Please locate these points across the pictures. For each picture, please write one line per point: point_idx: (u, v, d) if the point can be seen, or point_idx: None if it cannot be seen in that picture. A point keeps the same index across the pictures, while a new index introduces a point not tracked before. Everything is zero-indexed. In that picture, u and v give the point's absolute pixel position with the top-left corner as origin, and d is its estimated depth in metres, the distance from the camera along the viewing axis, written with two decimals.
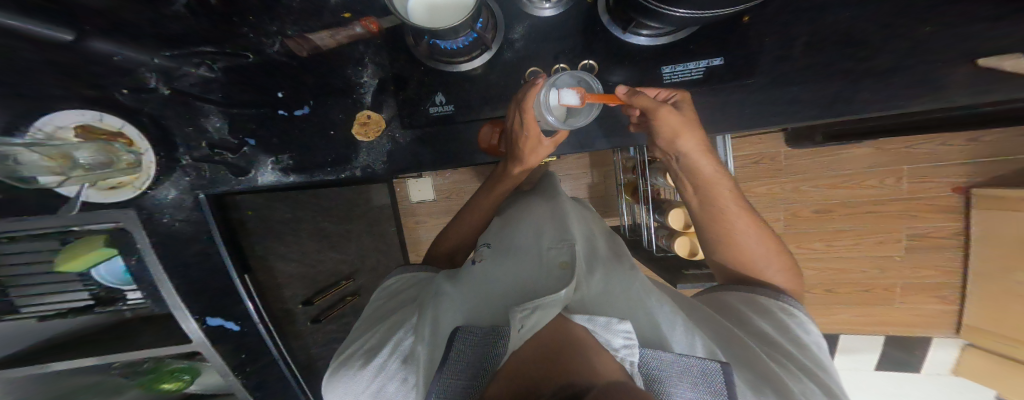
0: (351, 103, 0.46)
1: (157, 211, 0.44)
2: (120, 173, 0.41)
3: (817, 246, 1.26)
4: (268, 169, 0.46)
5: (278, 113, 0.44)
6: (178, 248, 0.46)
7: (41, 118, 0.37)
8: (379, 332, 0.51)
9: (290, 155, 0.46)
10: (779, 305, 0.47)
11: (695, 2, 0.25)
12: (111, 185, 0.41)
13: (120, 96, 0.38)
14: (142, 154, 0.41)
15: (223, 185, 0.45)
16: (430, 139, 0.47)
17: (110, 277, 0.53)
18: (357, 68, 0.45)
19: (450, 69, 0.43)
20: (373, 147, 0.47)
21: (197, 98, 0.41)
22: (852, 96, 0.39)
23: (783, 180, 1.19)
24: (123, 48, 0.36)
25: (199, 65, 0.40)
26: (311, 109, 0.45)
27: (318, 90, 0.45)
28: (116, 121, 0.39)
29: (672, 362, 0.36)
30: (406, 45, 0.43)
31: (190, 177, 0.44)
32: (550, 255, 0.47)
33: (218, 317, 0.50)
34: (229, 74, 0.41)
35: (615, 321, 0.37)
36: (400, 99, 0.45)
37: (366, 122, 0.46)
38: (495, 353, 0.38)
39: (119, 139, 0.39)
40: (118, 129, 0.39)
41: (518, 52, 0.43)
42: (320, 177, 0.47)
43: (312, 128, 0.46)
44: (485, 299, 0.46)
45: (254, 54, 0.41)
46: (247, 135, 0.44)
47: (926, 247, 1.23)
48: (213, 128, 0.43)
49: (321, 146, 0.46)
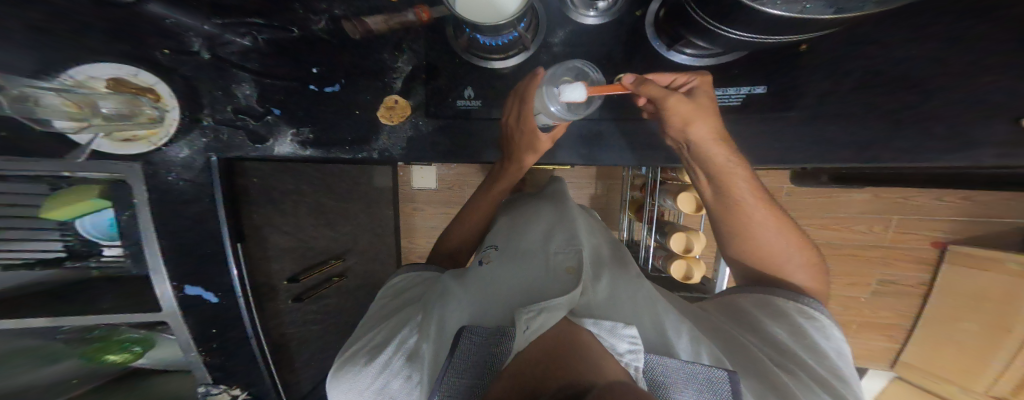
0: (381, 86, 0.46)
1: (164, 169, 0.43)
2: (139, 126, 0.40)
3: None
4: (287, 140, 0.45)
5: (309, 87, 0.44)
6: (178, 208, 0.45)
7: (76, 66, 0.36)
8: (386, 329, 0.52)
9: (311, 128, 0.45)
10: (798, 307, 0.48)
11: (756, 25, 0.27)
12: (126, 137, 0.40)
13: (159, 55, 0.39)
14: (168, 112, 0.40)
15: (238, 151, 0.44)
16: (452, 131, 0.48)
17: (95, 229, 0.50)
18: (394, 53, 0.45)
19: (483, 66, 0.45)
20: (396, 132, 0.47)
21: (234, 65, 0.42)
22: (863, 143, 0.41)
23: None
24: (176, 11, 0.38)
25: (244, 35, 0.41)
26: (341, 87, 0.45)
27: (351, 70, 0.45)
28: (151, 78, 0.39)
29: (678, 369, 0.36)
30: (444, 35, 0.44)
31: (206, 139, 0.43)
32: (557, 258, 0.48)
33: (197, 287, 0.49)
34: (271, 46, 0.42)
35: (622, 326, 0.38)
36: (430, 88, 0.46)
37: (392, 107, 0.46)
38: (501, 354, 0.36)
39: (148, 94, 0.39)
40: (151, 85, 0.39)
41: (554, 57, 0.44)
42: (336, 155, 0.47)
43: (338, 106, 0.45)
44: (492, 298, 0.45)
45: (299, 30, 0.42)
46: (274, 105, 0.44)
47: (891, 292, 1.30)
48: (242, 95, 0.43)
49: (344, 125, 0.46)
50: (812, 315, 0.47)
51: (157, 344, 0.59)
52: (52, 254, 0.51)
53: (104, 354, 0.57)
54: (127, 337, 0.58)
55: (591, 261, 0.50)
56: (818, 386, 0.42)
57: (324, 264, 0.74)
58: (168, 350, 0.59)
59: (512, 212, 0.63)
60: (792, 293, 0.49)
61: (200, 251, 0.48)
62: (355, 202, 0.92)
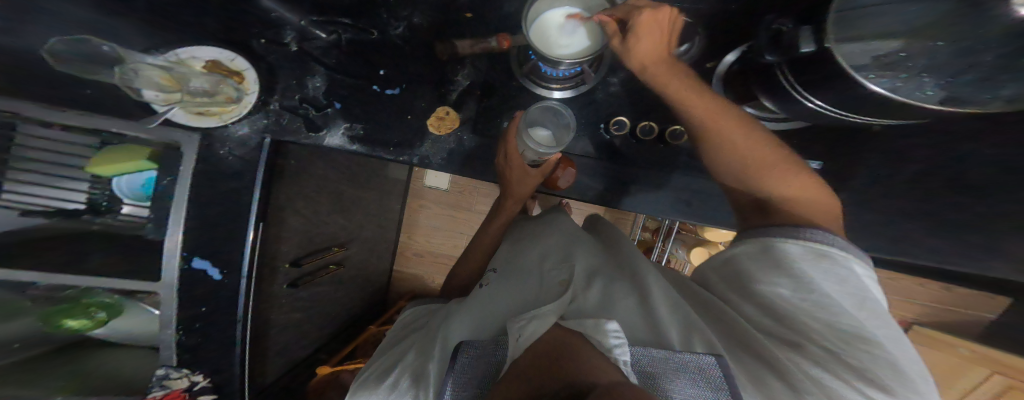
0: (437, 96, 0.48)
1: (219, 143, 0.45)
2: (215, 104, 0.43)
3: None
4: (338, 133, 0.47)
5: (372, 87, 0.47)
6: (218, 180, 0.47)
7: (187, 47, 0.41)
8: (391, 357, 0.52)
9: (363, 126, 0.47)
10: (807, 246, 0.33)
11: (842, 96, 0.29)
12: (200, 112, 0.43)
13: (256, 44, 0.44)
14: (247, 95, 0.44)
15: (291, 136, 0.46)
16: (492, 148, 0.50)
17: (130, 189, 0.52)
18: (456, 67, 0.47)
19: (543, 94, 0.47)
20: (439, 141, 0.49)
21: (314, 59, 0.45)
22: None
23: None
24: (283, 7, 0.43)
25: (331, 32, 0.45)
26: (401, 92, 0.47)
27: (415, 78, 0.47)
28: (244, 64, 0.43)
29: (665, 361, 0.33)
30: (509, 58, 0.47)
31: (267, 121, 0.45)
32: (548, 276, 0.50)
33: (204, 260, 0.50)
34: (350, 45, 0.46)
35: (606, 320, 0.36)
36: (482, 106, 0.49)
37: (442, 117, 0.48)
38: (499, 363, 0.38)
39: (235, 77, 0.43)
40: (241, 70, 0.43)
41: (609, 95, 0.47)
42: (380, 155, 0.48)
43: (395, 109, 0.48)
44: (491, 316, 0.47)
45: (378, 33, 0.46)
46: (335, 99, 0.46)
47: None
48: (312, 86, 0.46)
49: (395, 127, 0.48)
50: (818, 254, 0.32)
51: (130, 311, 0.55)
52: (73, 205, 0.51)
53: (62, 318, 0.52)
54: (97, 301, 0.53)
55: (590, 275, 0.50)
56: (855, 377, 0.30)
57: (326, 251, 0.74)
58: (143, 318, 0.56)
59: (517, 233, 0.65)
60: (789, 227, 0.35)
61: (227, 227, 0.49)
62: (370, 198, 0.93)
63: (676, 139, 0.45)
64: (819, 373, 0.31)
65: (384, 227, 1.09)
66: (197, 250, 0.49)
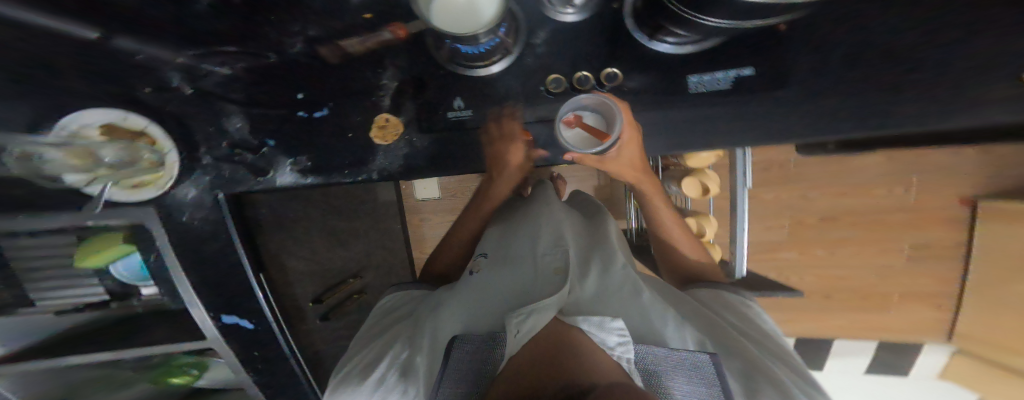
0: (369, 106, 0.46)
1: (177, 210, 0.46)
2: (143, 172, 0.42)
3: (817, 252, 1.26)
4: (286, 170, 0.46)
5: (296, 114, 0.45)
6: (194, 247, 0.48)
7: (68, 116, 0.38)
8: (375, 349, 0.53)
9: (308, 156, 0.46)
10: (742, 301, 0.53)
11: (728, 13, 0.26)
12: (133, 185, 0.43)
13: (142, 94, 0.41)
14: (166, 154, 0.42)
15: (242, 185, 0.46)
16: (445, 143, 0.48)
17: (128, 271, 0.53)
18: (377, 70, 0.44)
19: (470, 74, 0.45)
20: (391, 150, 0.48)
21: (219, 97, 0.43)
22: (879, 112, 0.39)
23: (786, 185, 1.20)
24: (144, 44, 0.38)
25: (220, 64, 0.42)
26: (330, 110, 0.45)
27: (337, 92, 0.45)
28: (141, 120, 0.40)
29: (665, 356, 0.38)
30: (425, 47, 0.44)
31: (210, 177, 0.45)
32: (543, 261, 0.48)
33: (232, 316, 0.51)
34: (251, 73, 0.43)
35: (609, 319, 0.38)
36: (419, 102, 0.46)
37: (384, 126, 0.46)
38: (492, 356, 0.37)
39: (143, 138, 0.41)
40: (143, 128, 0.41)
41: (539, 57, 0.46)
42: (337, 180, 0.47)
43: (331, 129, 0.46)
44: (483, 306, 0.46)
45: (276, 55, 0.42)
46: (266, 137, 0.45)
47: (925, 257, 1.22)
48: (234, 128, 0.44)
49: (340, 149, 0.46)
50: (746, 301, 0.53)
51: (210, 366, 0.64)
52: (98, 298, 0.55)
53: (167, 378, 0.63)
54: (184, 362, 0.63)
55: (579, 257, 0.50)
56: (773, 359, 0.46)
57: (342, 284, 0.74)
58: (221, 371, 0.64)
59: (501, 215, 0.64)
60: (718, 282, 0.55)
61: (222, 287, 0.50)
62: (366, 222, 0.95)
63: (610, 81, 0.44)
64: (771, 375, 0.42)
65: (394, 247, 1.12)
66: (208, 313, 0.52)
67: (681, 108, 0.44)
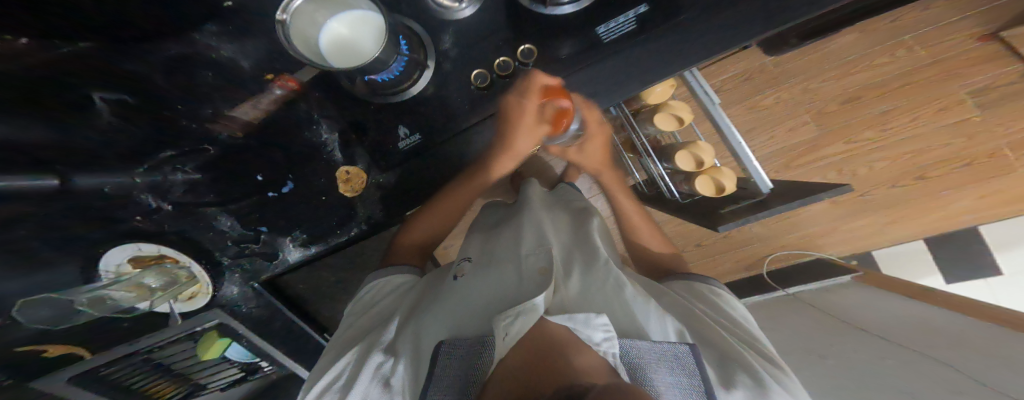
0: (327, 164, 0.51)
1: (234, 303, 0.59)
2: (188, 284, 0.55)
3: (867, 137, 0.96)
4: (291, 247, 0.55)
5: (269, 195, 0.52)
6: (268, 323, 0.63)
7: (101, 262, 0.48)
8: (354, 359, 0.53)
9: (301, 230, 0.54)
10: (708, 288, 0.57)
11: None
12: (189, 296, 0.56)
13: (137, 223, 0.49)
14: (190, 265, 0.54)
15: (265, 270, 0.57)
16: (408, 177, 0.52)
17: (239, 354, 0.65)
18: (314, 130, 0.50)
19: (398, 99, 0.47)
20: (364, 198, 0.53)
21: (196, 204, 0.51)
22: (776, 7, 0.37)
23: (789, 85, 0.93)
24: (106, 177, 0.44)
25: (175, 171, 0.49)
26: (293, 182, 0.52)
27: (289, 163, 0.51)
28: (152, 245, 0.50)
29: (649, 349, 0.39)
30: (343, 88, 0.48)
31: (237, 272, 0.57)
32: (528, 261, 0.51)
33: None
34: (204, 170, 0.50)
35: (594, 314, 0.38)
36: (367, 145, 0.50)
37: (348, 179, 0.52)
38: (482, 363, 0.40)
39: (165, 258, 0.52)
40: (159, 251, 0.51)
41: (454, 61, 0.47)
42: (335, 239, 0.55)
43: (305, 198, 0.53)
44: (470, 307, 0.49)
45: (211, 144, 0.49)
46: (258, 225, 0.54)
47: (1000, 98, 0.91)
48: (228, 226, 0.53)
49: (320, 214, 0.53)
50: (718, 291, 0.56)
51: None
52: (238, 373, 0.70)
53: None
54: None
55: (564, 260, 0.54)
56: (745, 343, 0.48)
57: None
58: None
59: (488, 225, 0.68)
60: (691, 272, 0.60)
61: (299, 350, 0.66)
62: None
63: (529, 58, 0.45)
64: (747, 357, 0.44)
65: None
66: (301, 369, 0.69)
67: (603, 58, 0.44)
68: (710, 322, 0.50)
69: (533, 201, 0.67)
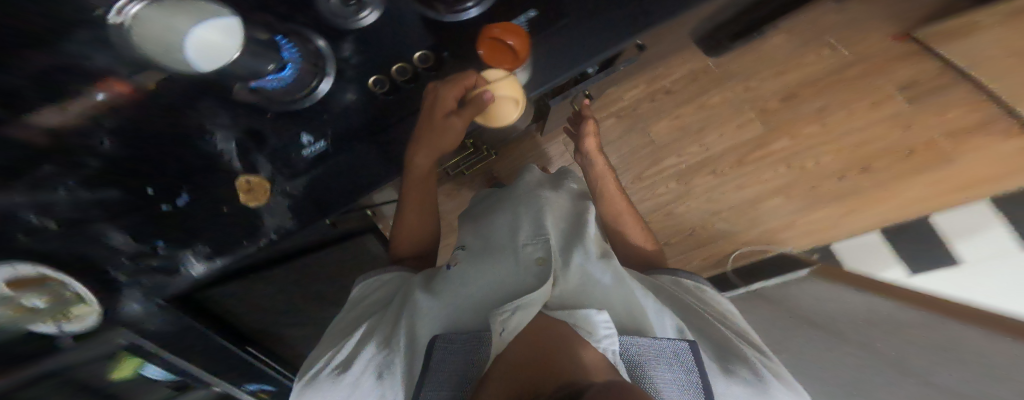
0: (227, 175, 0.47)
1: (140, 322, 0.50)
2: (71, 305, 0.45)
3: (806, 131, 1.04)
4: (194, 262, 0.49)
5: (161, 209, 0.46)
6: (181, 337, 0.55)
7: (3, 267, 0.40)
8: (350, 344, 0.55)
9: (203, 243, 0.48)
10: (694, 283, 0.58)
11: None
12: (75, 316, 0.46)
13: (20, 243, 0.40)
14: (75, 290, 0.44)
15: (171, 286, 0.50)
16: (324, 178, 0.49)
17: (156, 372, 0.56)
18: (208, 138, 0.45)
19: (299, 106, 0.46)
20: (273, 208, 0.49)
21: (89, 222, 0.43)
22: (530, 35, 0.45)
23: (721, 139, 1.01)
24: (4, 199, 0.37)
25: (57, 187, 0.40)
26: (188, 195, 0.46)
27: (185, 176, 0.46)
28: (28, 265, 0.40)
29: (649, 346, 0.38)
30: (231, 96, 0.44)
31: (140, 287, 0.49)
32: (526, 251, 0.52)
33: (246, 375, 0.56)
34: (86, 182, 0.41)
35: (596, 312, 0.40)
36: (268, 151, 0.47)
37: (250, 188, 0.47)
38: (477, 358, 0.40)
39: (59, 287, 0.43)
40: (39, 272, 0.41)
41: (357, 68, 0.46)
42: (242, 250, 0.50)
43: (208, 205, 0.47)
44: (467, 304, 0.50)
45: (94, 160, 0.40)
46: (154, 239, 0.46)
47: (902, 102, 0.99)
48: (116, 243, 0.45)
49: (219, 225, 0.48)
50: (696, 286, 0.57)
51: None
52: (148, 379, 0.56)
53: None
54: None
55: (561, 250, 0.54)
56: (734, 352, 0.46)
57: None
58: None
59: (476, 215, 0.75)
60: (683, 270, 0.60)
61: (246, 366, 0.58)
62: None
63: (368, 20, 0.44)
64: (739, 373, 0.44)
65: None
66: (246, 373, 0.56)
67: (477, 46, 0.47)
68: (706, 313, 0.52)
69: (533, 190, 0.69)
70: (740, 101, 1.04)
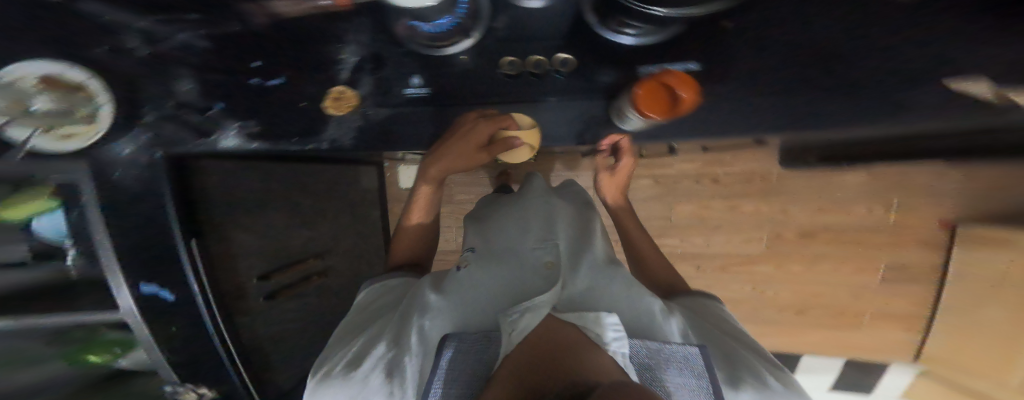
0: (326, 79, 0.47)
1: (110, 166, 0.43)
2: (78, 122, 0.42)
3: (793, 268, 1.21)
4: (231, 134, 0.47)
5: (250, 80, 0.46)
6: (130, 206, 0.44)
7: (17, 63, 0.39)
8: (362, 342, 0.59)
9: (256, 121, 0.47)
10: (716, 305, 0.65)
11: None
12: (64, 134, 0.41)
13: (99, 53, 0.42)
14: (102, 107, 0.43)
15: (186, 145, 0.46)
16: (403, 119, 0.48)
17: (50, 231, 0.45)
18: (336, 45, 0.46)
19: (430, 53, 0.45)
20: (343, 121, 0.47)
21: (177, 60, 0.44)
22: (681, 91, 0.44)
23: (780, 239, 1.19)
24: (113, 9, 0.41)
25: (184, 30, 0.43)
26: (284, 80, 0.47)
27: (292, 64, 0.46)
28: (81, 73, 0.41)
29: (659, 351, 0.46)
30: (384, 23, 0.45)
31: (151, 135, 0.45)
32: (536, 255, 0.59)
33: (153, 285, 0.45)
34: (213, 40, 0.44)
35: (606, 316, 0.46)
36: (376, 77, 0.47)
37: (338, 97, 0.47)
38: (490, 357, 0.45)
39: (82, 90, 0.41)
40: (81, 81, 0.41)
41: (498, 40, 0.45)
42: (286, 146, 0.47)
43: (287, 96, 0.47)
44: (475, 303, 0.54)
45: (240, 24, 0.44)
46: (217, 100, 0.46)
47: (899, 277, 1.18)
48: (183, 89, 0.46)
49: (289, 116, 0.47)
50: (716, 307, 0.64)
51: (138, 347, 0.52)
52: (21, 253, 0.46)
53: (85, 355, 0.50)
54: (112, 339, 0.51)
55: (569, 257, 0.60)
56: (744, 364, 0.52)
57: (301, 262, 0.71)
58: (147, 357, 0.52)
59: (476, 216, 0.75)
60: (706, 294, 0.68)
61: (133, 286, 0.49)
62: (339, 206, 0.93)
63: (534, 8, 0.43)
64: (746, 379, 0.50)
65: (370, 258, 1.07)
66: (141, 275, 0.45)
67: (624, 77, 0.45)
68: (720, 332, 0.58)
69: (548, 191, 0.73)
70: (774, 219, 1.18)
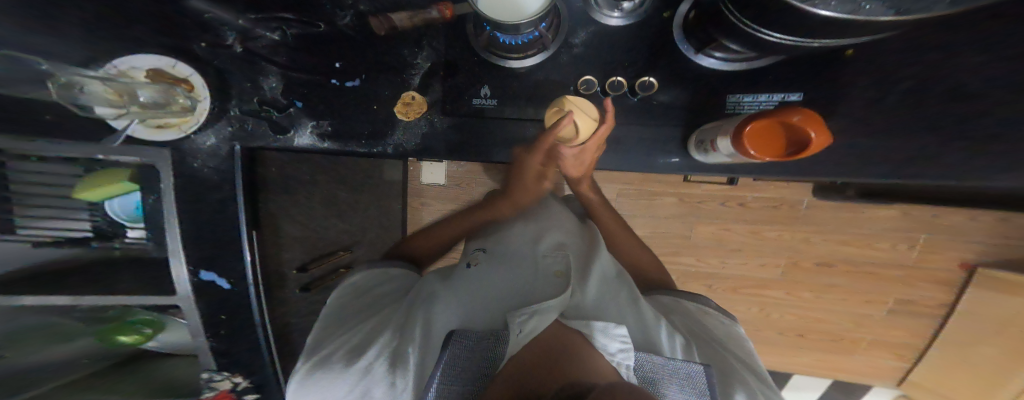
0: (399, 82, 0.47)
1: (191, 156, 0.45)
2: (173, 114, 0.44)
3: (804, 295, 1.21)
4: (306, 133, 0.48)
5: (330, 81, 0.47)
6: (202, 194, 0.46)
7: (125, 57, 0.42)
8: (360, 330, 0.54)
9: (329, 121, 0.48)
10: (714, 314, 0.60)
11: None
12: (159, 124, 0.44)
13: (200, 48, 0.44)
14: (200, 101, 0.45)
15: (261, 141, 0.47)
16: (464, 129, 0.48)
17: (124, 211, 0.47)
18: (413, 49, 0.47)
19: (500, 63, 0.45)
20: (410, 127, 0.48)
21: (264, 59, 0.46)
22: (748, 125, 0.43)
23: (796, 264, 1.18)
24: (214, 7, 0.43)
25: (275, 29, 0.45)
26: (360, 82, 0.47)
27: (370, 66, 0.47)
28: (186, 69, 0.43)
29: (663, 366, 0.44)
30: (465, 33, 0.45)
31: (233, 127, 0.46)
32: (547, 263, 0.58)
33: (210, 273, 0.48)
34: (299, 39, 0.46)
35: (613, 326, 0.47)
36: (447, 84, 0.47)
37: (408, 103, 0.48)
38: (494, 353, 0.43)
39: (183, 84, 0.44)
40: (186, 76, 0.44)
41: (574, 57, 0.44)
42: (354, 148, 0.49)
43: (358, 99, 0.48)
44: (482, 303, 0.53)
45: (325, 25, 0.46)
46: (297, 98, 0.47)
47: (907, 311, 1.18)
48: (269, 87, 0.46)
49: (360, 117, 0.48)
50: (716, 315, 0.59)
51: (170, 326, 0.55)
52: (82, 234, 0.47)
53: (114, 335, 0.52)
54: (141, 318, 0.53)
55: (580, 266, 0.59)
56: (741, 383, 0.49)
57: (333, 254, 0.71)
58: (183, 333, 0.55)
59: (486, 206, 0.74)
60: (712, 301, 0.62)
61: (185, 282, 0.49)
62: (369, 198, 0.94)
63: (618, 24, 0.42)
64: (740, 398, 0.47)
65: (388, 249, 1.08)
66: (201, 263, 0.47)
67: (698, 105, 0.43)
68: (721, 350, 0.55)
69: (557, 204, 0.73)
70: (796, 248, 1.17)
